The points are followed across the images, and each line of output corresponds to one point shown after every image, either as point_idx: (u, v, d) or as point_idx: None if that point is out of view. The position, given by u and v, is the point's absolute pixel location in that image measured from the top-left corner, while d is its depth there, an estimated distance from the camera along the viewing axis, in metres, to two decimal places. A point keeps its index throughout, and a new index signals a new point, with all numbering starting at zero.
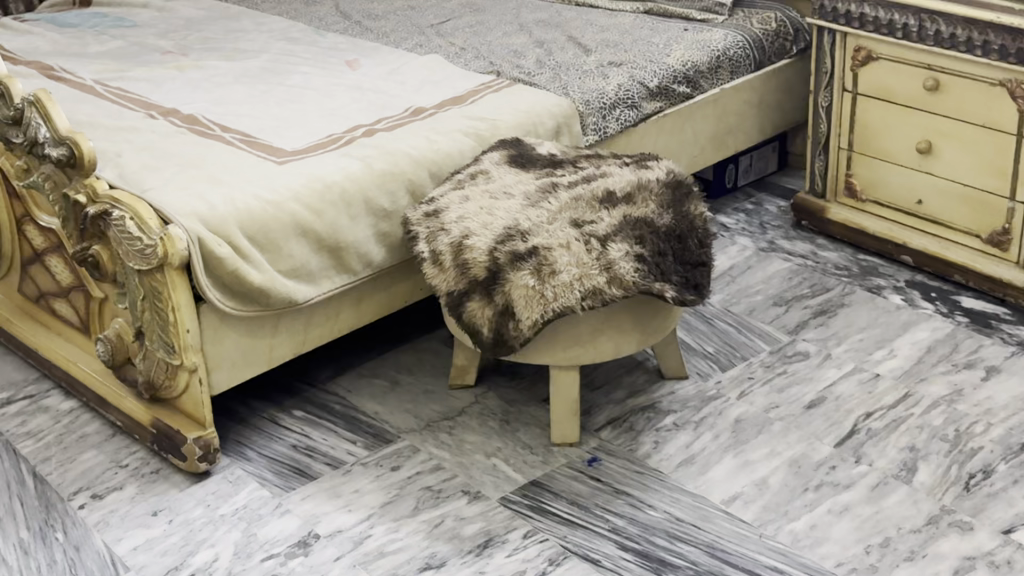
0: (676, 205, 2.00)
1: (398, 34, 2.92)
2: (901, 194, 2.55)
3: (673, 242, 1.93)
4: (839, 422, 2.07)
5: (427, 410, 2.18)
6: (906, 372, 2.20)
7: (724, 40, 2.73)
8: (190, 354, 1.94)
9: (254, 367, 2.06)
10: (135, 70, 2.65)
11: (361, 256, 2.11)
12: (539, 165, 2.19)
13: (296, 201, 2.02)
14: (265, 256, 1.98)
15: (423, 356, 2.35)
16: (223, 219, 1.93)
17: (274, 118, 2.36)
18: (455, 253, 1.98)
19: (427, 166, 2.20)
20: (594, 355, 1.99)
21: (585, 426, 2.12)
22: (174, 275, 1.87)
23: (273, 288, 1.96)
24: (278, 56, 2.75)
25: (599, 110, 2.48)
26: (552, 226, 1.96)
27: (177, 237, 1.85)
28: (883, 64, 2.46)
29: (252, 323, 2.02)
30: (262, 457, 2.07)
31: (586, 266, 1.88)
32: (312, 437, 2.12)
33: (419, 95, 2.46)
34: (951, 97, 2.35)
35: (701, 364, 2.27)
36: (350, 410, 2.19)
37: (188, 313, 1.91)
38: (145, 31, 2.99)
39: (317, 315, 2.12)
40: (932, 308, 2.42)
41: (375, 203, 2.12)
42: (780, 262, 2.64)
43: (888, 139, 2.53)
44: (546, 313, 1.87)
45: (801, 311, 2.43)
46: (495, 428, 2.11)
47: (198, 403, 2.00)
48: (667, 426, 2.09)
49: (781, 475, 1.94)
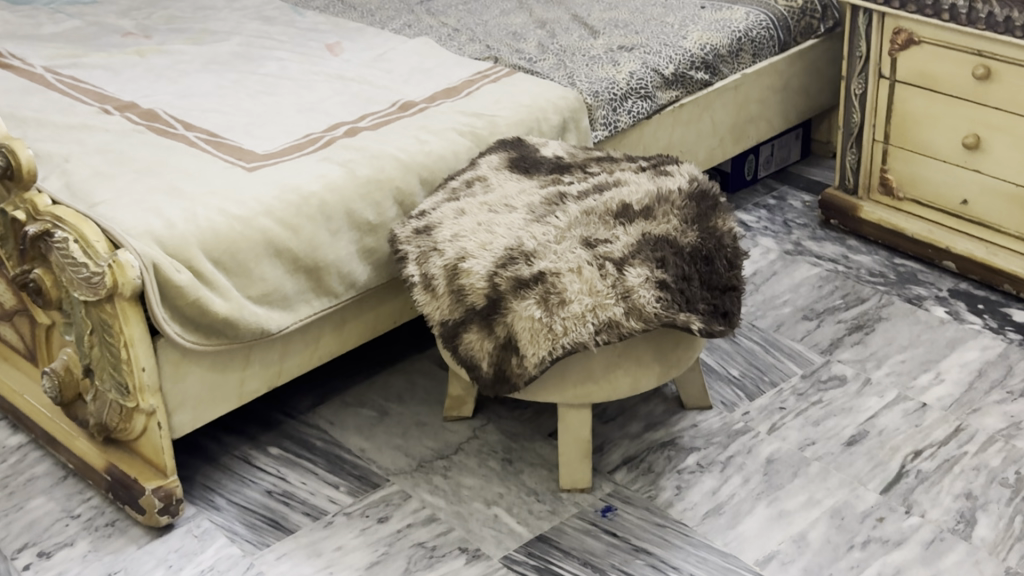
0: (701, 220, 1.76)
1: (386, 12, 2.65)
2: (943, 193, 2.30)
3: (698, 264, 1.69)
4: (884, 463, 1.83)
5: (419, 448, 1.93)
6: (956, 401, 1.96)
7: (746, 19, 2.46)
8: (147, 396, 1.69)
9: (223, 404, 1.81)
10: (91, 56, 2.38)
11: (344, 277, 1.87)
12: (545, 170, 1.93)
13: (266, 216, 1.77)
14: (233, 281, 1.74)
15: (415, 381, 2.10)
16: (182, 239, 1.68)
17: (245, 114, 2.10)
18: (450, 277, 1.73)
19: (417, 171, 1.95)
20: (608, 393, 1.74)
21: (597, 466, 1.88)
22: (126, 305, 1.63)
23: (241, 319, 1.72)
24: (251, 38, 2.47)
25: (609, 102, 2.21)
26: (561, 246, 1.71)
27: (128, 264, 1.61)
28: (925, 47, 2.20)
29: (220, 357, 1.77)
30: (233, 506, 1.82)
31: (601, 295, 1.64)
32: (290, 479, 1.88)
33: (407, 86, 2.20)
34: (1004, 86, 2.10)
35: (726, 391, 2.03)
36: (332, 447, 1.94)
37: (144, 349, 1.66)
38: (104, 9, 2.71)
39: (294, 344, 1.87)
40: (980, 322, 2.17)
41: (358, 215, 1.87)
42: (808, 268, 2.39)
43: (930, 132, 2.27)
44: (555, 350, 1.64)
45: (835, 326, 2.19)
46: (497, 470, 1.87)
47: (157, 449, 1.75)
48: (690, 468, 1.85)
49: (822, 530, 1.70)
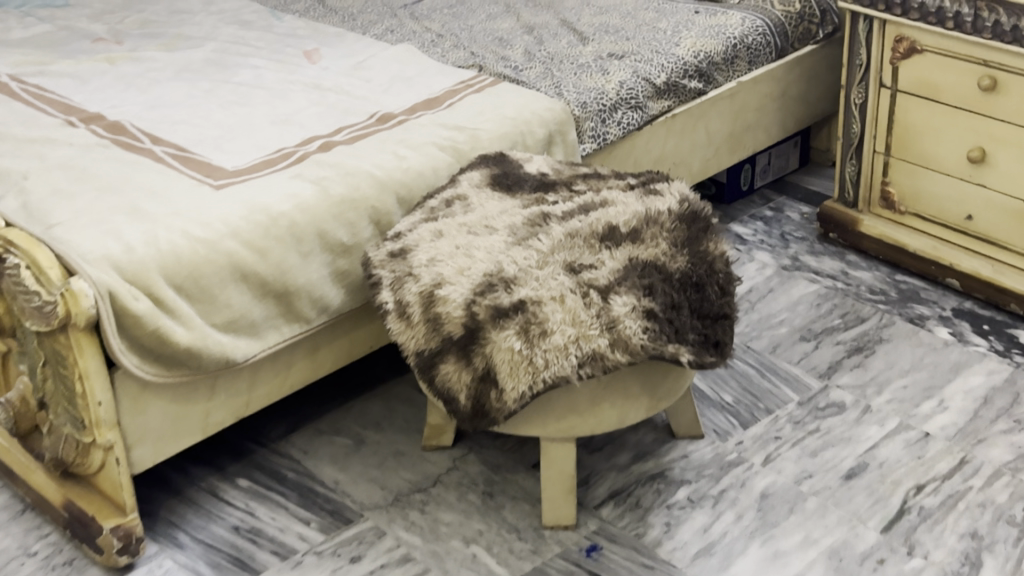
0: (692, 243, 1.66)
1: (368, 16, 2.55)
2: (947, 208, 2.21)
3: (689, 291, 1.59)
4: (885, 499, 1.73)
5: (396, 480, 1.83)
6: (960, 431, 1.87)
7: (742, 25, 2.36)
8: (104, 431, 1.60)
9: (188, 437, 1.72)
10: (58, 63, 2.27)
11: (315, 301, 1.77)
12: (528, 188, 1.84)
13: (233, 238, 1.68)
14: (197, 308, 1.64)
15: (394, 407, 2.01)
16: (142, 264, 1.58)
17: (216, 126, 2.00)
18: (426, 305, 1.63)
19: (394, 189, 1.85)
20: (594, 427, 1.64)
21: (583, 501, 1.78)
22: (81, 337, 1.53)
23: (205, 349, 1.63)
24: (226, 44, 2.37)
25: (597, 113, 2.12)
26: (543, 272, 1.61)
27: (82, 293, 1.50)
28: (928, 56, 2.10)
29: (183, 388, 1.67)
30: (198, 544, 1.73)
31: (584, 326, 1.54)
32: (258, 514, 1.78)
33: (387, 96, 2.10)
34: (1011, 98, 1.99)
35: (718, 419, 1.93)
36: (304, 479, 1.85)
37: (99, 383, 1.56)
38: (76, 12, 2.60)
39: (263, 372, 1.77)
40: (985, 344, 2.07)
41: (331, 237, 1.78)
42: (806, 285, 2.29)
43: (933, 144, 2.18)
44: (535, 384, 1.54)
45: (833, 348, 2.09)
46: (477, 504, 1.78)
47: (116, 486, 1.66)
48: (681, 503, 1.76)
49: (819, 573, 1.61)
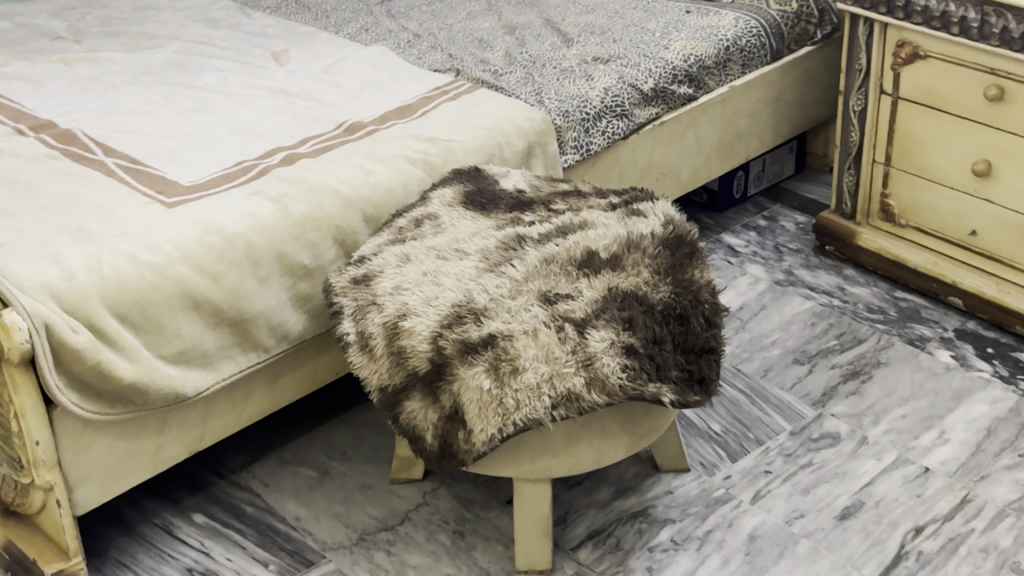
0: (676, 270, 1.54)
1: (341, 14, 2.42)
2: (950, 222, 2.09)
3: (672, 324, 1.48)
4: (882, 542, 1.62)
5: (361, 516, 1.72)
6: (962, 466, 1.76)
7: (735, 26, 2.24)
8: (43, 471, 1.48)
9: (136, 474, 1.61)
10: (12, 64, 2.15)
11: (274, 328, 1.66)
12: (503, 207, 1.72)
13: (183, 262, 1.56)
14: (144, 339, 1.53)
15: (363, 435, 1.89)
16: (83, 293, 1.47)
17: (174, 136, 1.88)
18: (389, 337, 1.52)
19: (361, 207, 1.74)
20: (569, 468, 1.53)
21: (559, 541, 1.67)
22: (15, 372, 1.41)
23: (151, 383, 1.51)
24: (190, 44, 2.25)
25: (580, 122, 2.00)
26: (515, 303, 1.49)
27: (14, 327, 1.37)
28: (932, 62, 1.98)
29: (130, 423, 1.56)
30: None
31: (559, 363, 1.42)
32: (213, 554, 1.67)
33: (356, 103, 1.98)
34: (1020, 109, 1.87)
35: (706, 451, 1.82)
36: (264, 515, 1.74)
37: (36, 422, 1.45)
38: (36, 8, 2.48)
39: (218, 404, 1.66)
40: (989, 369, 1.96)
41: (291, 259, 1.66)
42: (800, 302, 2.18)
43: (936, 155, 2.06)
44: (505, 427, 1.43)
45: (828, 372, 1.98)
46: (446, 545, 1.67)
47: (58, 528, 1.55)
48: (664, 545, 1.65)
49: None
